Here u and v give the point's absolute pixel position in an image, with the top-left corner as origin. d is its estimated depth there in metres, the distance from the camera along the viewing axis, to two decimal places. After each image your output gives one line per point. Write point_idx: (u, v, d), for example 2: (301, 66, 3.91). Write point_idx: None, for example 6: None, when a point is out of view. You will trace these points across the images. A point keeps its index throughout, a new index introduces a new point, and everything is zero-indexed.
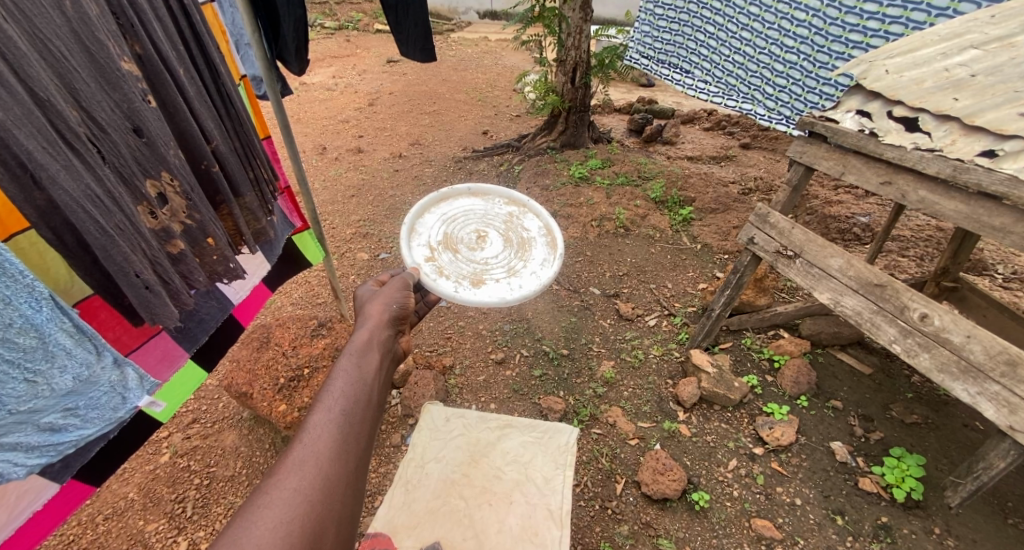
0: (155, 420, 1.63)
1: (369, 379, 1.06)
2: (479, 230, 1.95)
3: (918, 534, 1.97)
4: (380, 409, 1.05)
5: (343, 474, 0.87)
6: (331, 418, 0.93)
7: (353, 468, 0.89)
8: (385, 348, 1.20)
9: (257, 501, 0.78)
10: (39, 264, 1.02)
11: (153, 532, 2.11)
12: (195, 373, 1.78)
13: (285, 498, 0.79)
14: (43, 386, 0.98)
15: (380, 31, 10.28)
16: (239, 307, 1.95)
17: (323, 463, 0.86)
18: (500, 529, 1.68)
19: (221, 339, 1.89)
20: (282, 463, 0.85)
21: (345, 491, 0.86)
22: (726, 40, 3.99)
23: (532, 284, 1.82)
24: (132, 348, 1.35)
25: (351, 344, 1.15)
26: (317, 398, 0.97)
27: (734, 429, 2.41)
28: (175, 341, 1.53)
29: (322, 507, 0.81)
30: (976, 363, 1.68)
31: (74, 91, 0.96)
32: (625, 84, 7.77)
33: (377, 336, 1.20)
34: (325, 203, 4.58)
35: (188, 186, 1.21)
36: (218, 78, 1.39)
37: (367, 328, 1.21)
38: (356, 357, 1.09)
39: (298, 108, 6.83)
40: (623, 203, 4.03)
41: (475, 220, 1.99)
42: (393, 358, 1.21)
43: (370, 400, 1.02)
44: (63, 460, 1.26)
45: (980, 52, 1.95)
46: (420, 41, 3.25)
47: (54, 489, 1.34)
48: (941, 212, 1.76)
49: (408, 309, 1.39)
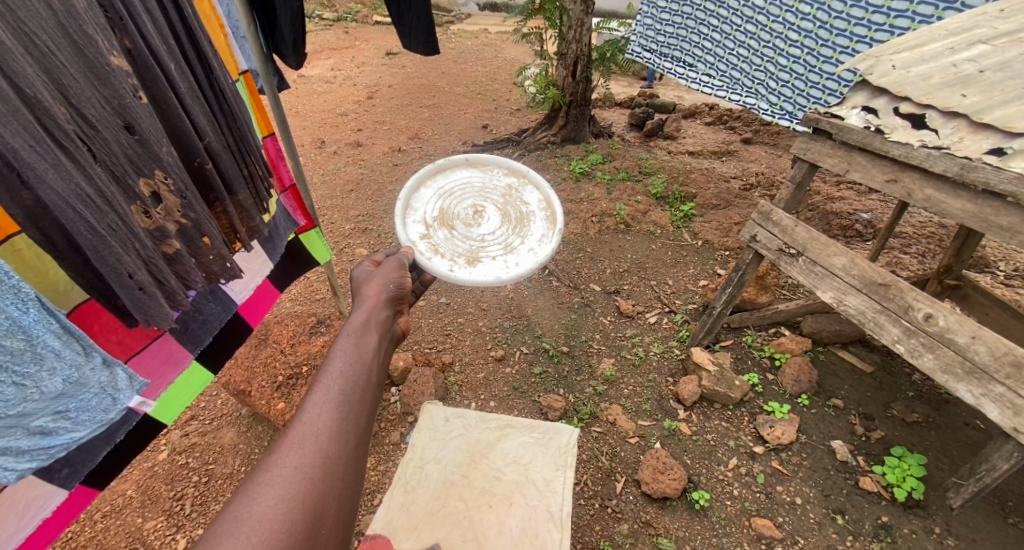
0: (158, 422, 1.59)
1: (368, 357, 1.03)
2: (476, 205, 1.89)
3: (918, 534, 1.96)
4: (379, 387, 1.03)
5: (344, 451, 0.85)
6: (330, 397, 0.91)
7: (354, 447, 0.87)
8: (384, 328, 1.17)
9: (257, 479, 0.76)
10: (39, 268, 1.00)
11: (152, 530, 2.10)
12: (201, 375, 1.76)
13: (286, 476, 0.77)
14: (32, 389, 0.97)
15: (379, 24, 10.20)
16: (246, 306, 1.94)
17: (323, 441, 0.84)
18: (500, 531, 1.67)
19: (228, 340, 1.87)
20: (281, 441, 0.83)
21: (346, 469, 0.84)
22: (729, 34, 3.94)
23: (530, 262, 1.78)
24: (134, 351, 1.35)
25: (349, 323, 1.13)
26: (315, 376, 0.94)
27: (734, 427, 2.40)
28: (179, 342, 1.53)
29: (322, 486, 0.79)
30: (980, 365, 1.66)
31: (62, 87, 0.93)
32: (625, 78, 7.73)
33: (375, 316, 1.17)
34: (323, 198, 4.55)
35: (182, 184, 1.18)
36: (211, 73, 1.35)
37: (365, 308, 1.19)
38: (354, 336, 1.07)
39: (296, 101, 6.77)
40: (624, 199, 4.00)
41: (473, 193, 1.92)
42: (393, 337, 1.19)
43: (370, 377, 1.00)
44: (71, 465, 1.27)
45: (988, 48, 1.91)
46: (422, 33, 3.19)
47: (64, 495, 1.32)
48: (947, 211, 1.73)
49: (408, 291, 1.37)
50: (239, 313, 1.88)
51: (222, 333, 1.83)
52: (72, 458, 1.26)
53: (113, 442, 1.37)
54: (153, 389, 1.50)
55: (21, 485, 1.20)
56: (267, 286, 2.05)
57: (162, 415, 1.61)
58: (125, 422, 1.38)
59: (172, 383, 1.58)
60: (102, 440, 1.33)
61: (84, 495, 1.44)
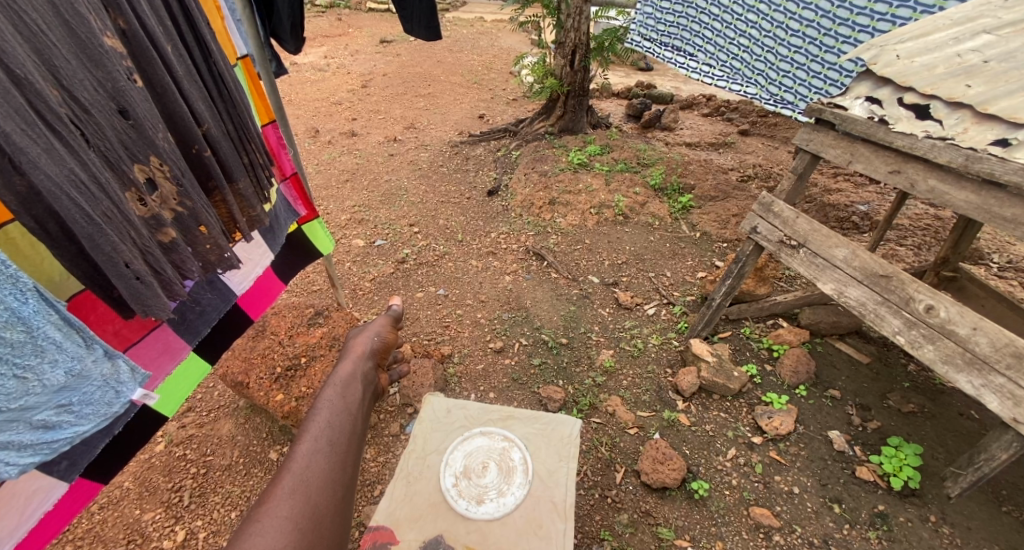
0: (159, 415, 1.56)
1: (353, 410, 1.12)
2: (483, 459, 1.81)
3: (914, 522, 1.98)
4: (363, 438, 1.10)
5: (332, 502, 0.91)
6: (318, 449, 0.98)
7: (340, 497, 0.93)
8: (367, 382, 1.25)
9: (249, 529, 0.80)
10: (32, 258, 0.98)
11: (150, 521, 2.08)
12: (199, 366, 1.73)
13: (278, 525, 0.82)
14: (33, 381, 0.94)
15: (373, 11, 10.05)
16: (246, 298, 1.91)
17: (312, 492, 0.90)
18: (504, 522, 1.65)
19: (228, 331, 1.85)
20: (272, 492, 0.87)
21: (334, 518, 0.89)
22: (731, 23, 3.91)
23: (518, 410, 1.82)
24: (131, 342, 1.32)
25: (334, 377, 1.20)
26: (303, 430, 1.01)
27: (733, 418, 2.41)
28: (175, 332, 1.51)
29: (314, 534, 0.84)
30: (980, 355, 1.67)
31: (53, 68, 0.90)
32: (624, 68, 7.67)
33: (360, 369, 1.25)
34: (319, 188, 4.50)
35: (179, 171, 1.15)
36: (209, 56, 1.31)
37: (349, 361, 1.27)
38: (339, 389, 1.15)
39: (289, 89, 6.67)
40: (622, 190, 3.98)
41: (477, 449, 1.85)
42: (375, 390, 1.27)
43: (354, 432, 1.07)
44: (70, 458, 1.26)
45: (993, 38, 1.90)
46: (425, 18, 3.13)
47: (64, 488, 1.30)
48: (950, 202, 1.73)
49: (390, 343, 1.47)
50: (238, 304, 1.85)
51: (221, 324, 1.80)
52: (72, 450, 1.25)
53: (111, 435, 1.35)
54: (152, 380, 1.47)
55: (21, 479, 1.18)
56: (269, 277, 2.03)
57: (163, 407, 1.58)
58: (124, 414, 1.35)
59: (170, 374, 1.56)
60: (101, 432, 1.31)
61: (85, 491, 1.43)
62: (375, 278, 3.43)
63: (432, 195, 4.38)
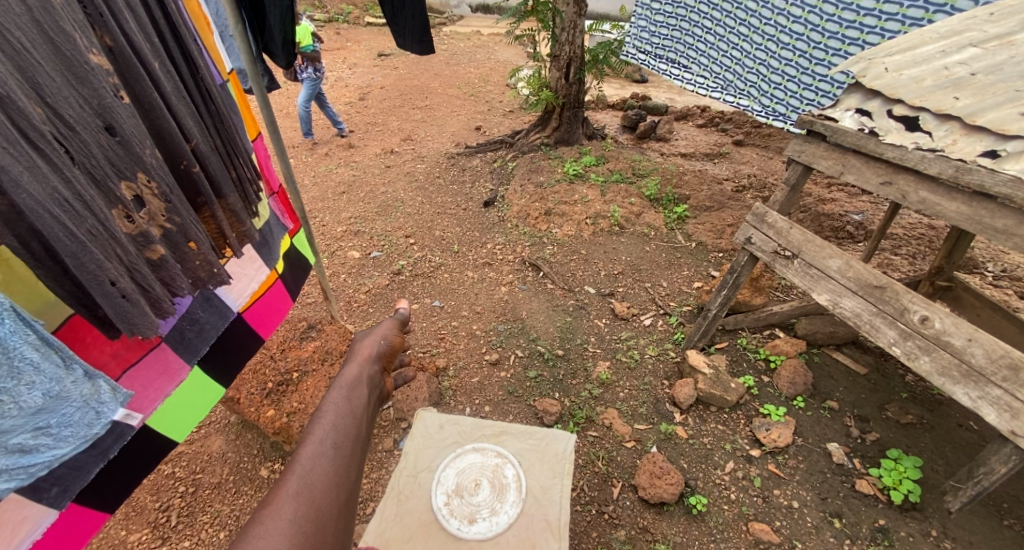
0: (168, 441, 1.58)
1: (358, 413, 1.07)
2: (479, 478, 1.77)
3: (916, 536, 1.96)
4: (368, 443, 1.06)
5: (334, 507, 0.88)
6: (322, 454, 0.95)
7: (344, 501, 0.91)
8: (374, 385, 1.18)
9: (251, 531, 0.79)
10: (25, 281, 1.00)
11: (135, 542, 2.04)
12: (213, 389, 1.75)
13: (280, 529, 0.80)
14: (10, 404, 0.92)
15: (371, 25, 10.19)
16: (255, 317, 1.90)
17: (317, 496, 0.88)
18: (498, 542, 1.62)
19: (235, 351, 1.85)
20: (276, 494, 0.86)
21: (337, 523, 0.87)
22: (723, 37, 3.97)
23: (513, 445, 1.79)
24: (130, 363, 1.34)
25: (340, 379, 1.15)
26: (306, 433, 0.98)
27: (730, 430, 2.38)
28: (177, 352, 1.49)
29: (316, 539, 0.83)
30: (976, 367, 1.66)
31: (37, 86, 0.90)
32: (618, 80, 7.77)
33: (365, 372, 1.19)
34: (315, 201, 4.51)
35: (167, 187, 1.14)
36: (196, 71, 1.31)
37: (357, 362, 1.21)
38: (344, 391, 1.10)
39: (286, 103, 6.71)
40: (618, 201, 3.98)
41: (472, 467, 1.81)
42: (383, 392, 1.22)
43: (361, 434, 1.03)
44: (62, 484, 1.23)
45: (979, 51, 1.92)
46: (417, 34, 3.15)
47: (55, 515, 1.26)
48: (941, 213, 1.73)
49: (399, 346, 1.37)
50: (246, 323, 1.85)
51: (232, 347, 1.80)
52: (62, 476, 1.22)
53: (108, 457, 1.33)
54: (151, 402, 1.45)
55: (12, 505, 1.13)
56: (277, 293, 2.01)
57: (173, 431, 1.60)
58: (119, 436, 1.33)
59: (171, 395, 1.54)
60: (95, 456, 1.29)
61: (80, 516, 1.38)
62: (369, 291, 3.42)
63: (429, 206, 4.39)
